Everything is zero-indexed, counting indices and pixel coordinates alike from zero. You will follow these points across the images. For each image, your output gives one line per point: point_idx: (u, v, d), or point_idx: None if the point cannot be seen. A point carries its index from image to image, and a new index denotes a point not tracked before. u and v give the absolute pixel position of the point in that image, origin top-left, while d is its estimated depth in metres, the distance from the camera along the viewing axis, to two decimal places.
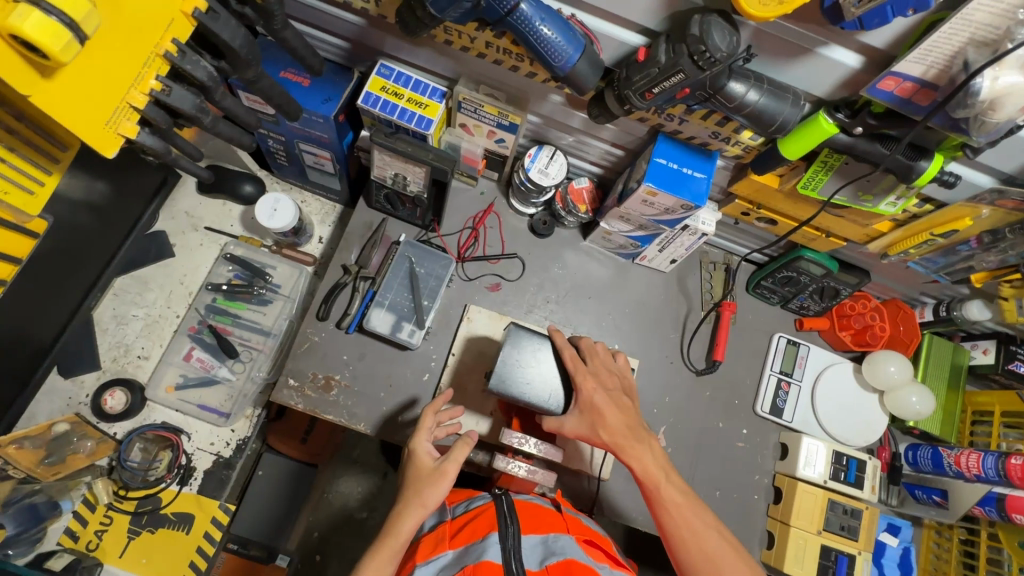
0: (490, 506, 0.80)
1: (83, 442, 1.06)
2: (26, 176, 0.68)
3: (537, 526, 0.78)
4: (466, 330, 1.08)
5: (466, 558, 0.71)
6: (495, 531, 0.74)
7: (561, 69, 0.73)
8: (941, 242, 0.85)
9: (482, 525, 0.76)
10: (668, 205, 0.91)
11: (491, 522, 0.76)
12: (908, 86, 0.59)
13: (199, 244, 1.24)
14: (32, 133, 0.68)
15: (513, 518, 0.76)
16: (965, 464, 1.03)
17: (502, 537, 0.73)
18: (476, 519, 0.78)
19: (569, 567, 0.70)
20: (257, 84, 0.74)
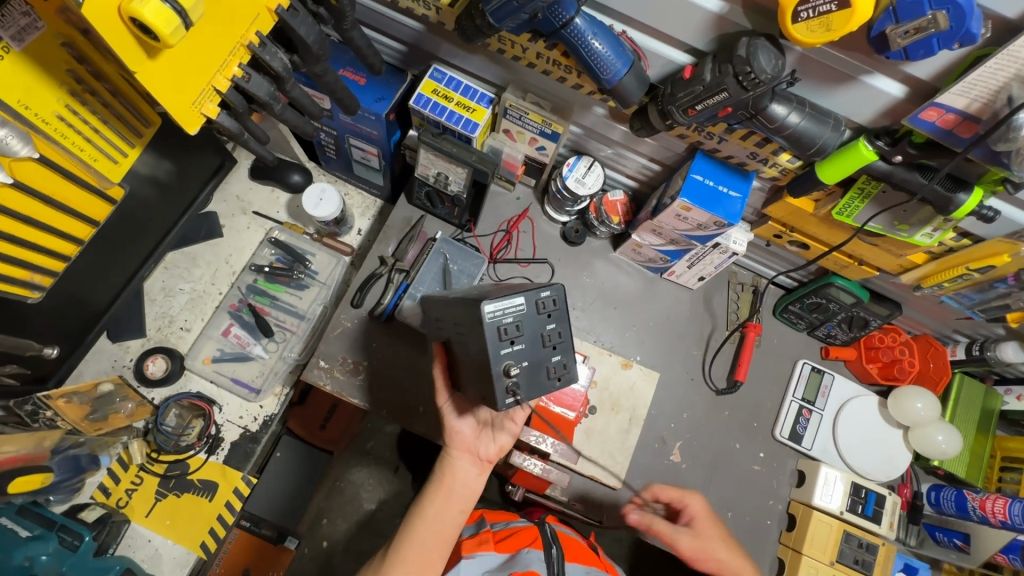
0: (534, 529, 0.86)
1: (125, 403, 1.13)
2: (115, 147, 0.83)
3: (579, 559, 0.83)
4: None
5: (513, 565, 0.77)
6: (539, 550, 0.80)
7: (608, 82, 0.76)
8: (976, 277, 0.84)
9: (528, 540, 0.83)
10: (702, 221, 0.93)
11: (535, 541, 0.82)
12: (951, 118, 0.60)
13: (246, 227, 1.31)
14: (127, 112, 0.82)
15: (556, 543, 0.81)
16: (990, 509, 1.00)
17: (546, 557, 0.78)
18: (521, 534, 0.85)
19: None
20: (324, 78, 0.80)
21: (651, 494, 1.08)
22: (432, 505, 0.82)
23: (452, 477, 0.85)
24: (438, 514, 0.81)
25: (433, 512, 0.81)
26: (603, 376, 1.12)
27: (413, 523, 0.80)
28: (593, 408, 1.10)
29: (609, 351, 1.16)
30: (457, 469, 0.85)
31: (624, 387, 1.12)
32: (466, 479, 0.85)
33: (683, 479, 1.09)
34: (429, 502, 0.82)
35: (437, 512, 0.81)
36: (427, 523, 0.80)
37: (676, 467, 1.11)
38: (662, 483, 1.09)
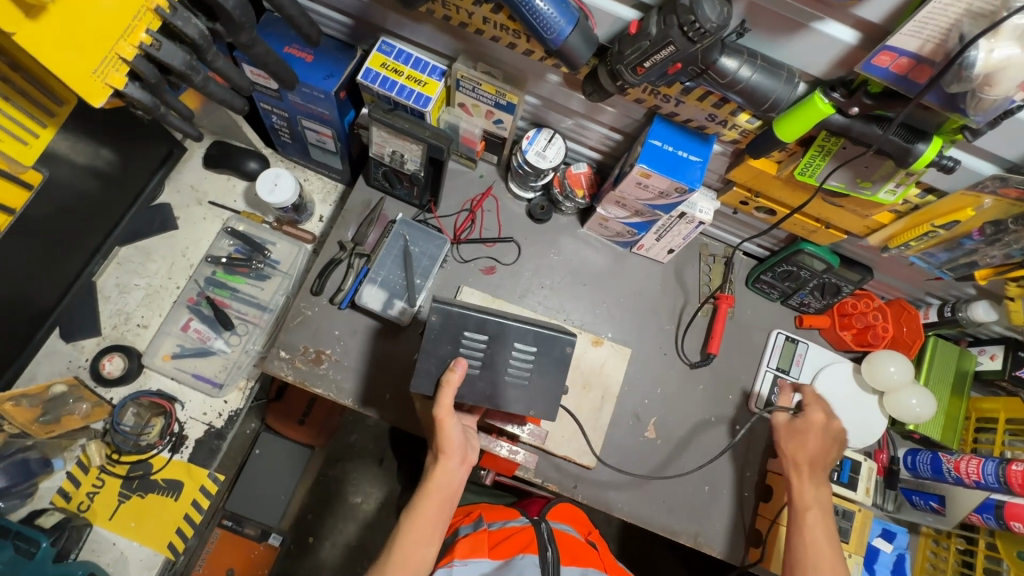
0: (530, 529, 0.84)
1: (79, 404, 1.09)
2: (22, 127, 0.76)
3: (575, 558, 0.83)
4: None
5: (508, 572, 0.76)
6: (534, 554, 0.79)
7: (553, 42, 0.72)
8: (942, 234, 0.82)
9: (524, 543, 0.81)
10: (662, 188, 0.90)
11: (531, 544, 0.81)
12: (904, 62, 0.57)
13: (202, 218, 1.26)
14: (30, 86, 0.76)
15: (552, 545, 0.81)
16: (965, 470, 0.98)
17: (541, 561, 0.78)
18: (518, 536, 0.83)
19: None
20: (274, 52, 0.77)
21: (626, 471, 1.06)
22: (428, 508, 0.77)
23: (447, 480, 0.79)
24: (429, 517, 0.77)
25: (428, 512, 0.77)
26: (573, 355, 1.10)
27: (407, 525, 0.76)
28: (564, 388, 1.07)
29: (579, 329, 1.13)
30: (447, 473, 0.79)
31: (595, 366, 1.10)
32: (457, 480, 0.80)
33: (658, 455, 1.08)
34: (422, 507, 0.78)
35: (431, 513, 0.77)
36: (422, 524, 0.77)
37: (652, 443, 1.09)
38: (638, 460, 1.08)
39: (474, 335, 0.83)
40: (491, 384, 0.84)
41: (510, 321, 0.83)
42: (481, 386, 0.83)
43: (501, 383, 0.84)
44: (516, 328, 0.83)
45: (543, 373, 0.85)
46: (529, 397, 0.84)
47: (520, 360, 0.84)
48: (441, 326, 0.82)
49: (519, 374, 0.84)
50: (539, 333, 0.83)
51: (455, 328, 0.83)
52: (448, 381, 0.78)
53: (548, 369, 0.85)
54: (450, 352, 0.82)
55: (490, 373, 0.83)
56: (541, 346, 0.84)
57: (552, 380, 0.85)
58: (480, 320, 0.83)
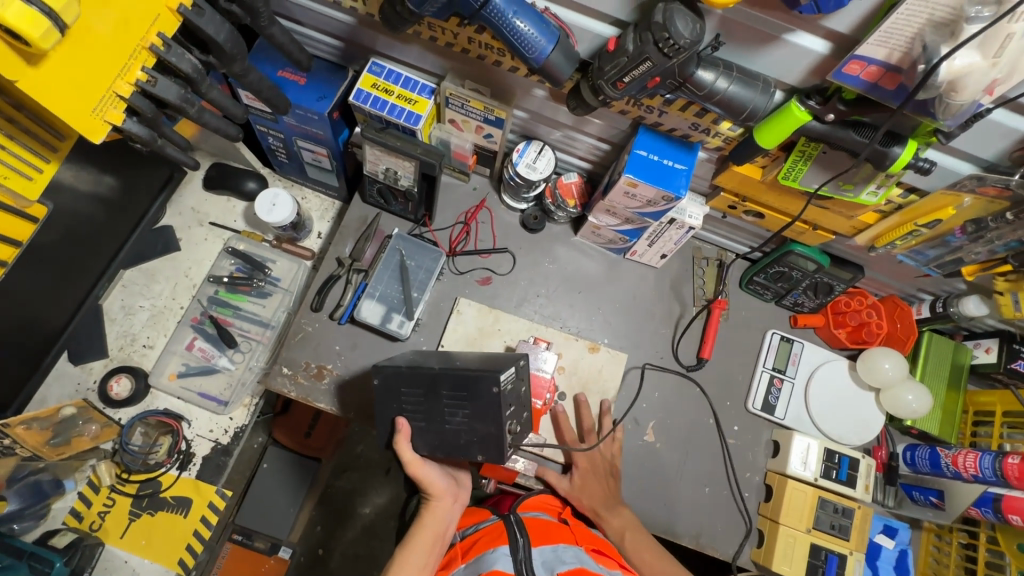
0: (501, 522, 0.84)
1: (88, 425, 1.12)
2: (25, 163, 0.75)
3: (546, 537, 0.83)
4: (455, 323, 1.11)
5: (480, 567, 0.75)
6: (505, 544, 0.79)
7: (536, 60, 0.74)
8: (926, 232, 0.83)
9: (494, 537, 0.81)
10: (650, 197, 0.92)
11: (501, 536, 0.81)
12: (873, 70, 0.59)
13: (204, 238, 1.29)
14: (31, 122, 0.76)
15: (522, 532, 0.80)
16: (963, 464, 1.00)
17: (512, 549, 0.77)
18: (487, 534, 0.83)
19: (580, 572, 0.74)
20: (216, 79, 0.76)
21: (626, 475, 1.08)
22: (421, 541, 0.85)
23: (439, 516, 0.88)
24: (424, 550, 0.84)
25: (423, 542, 0.84)
26: (571, 363, 1.11)
27: (401, 557, 0.82)
28: (562, 394, 1.10)
29: (575, 336, 1.15)
30: (442, 512, 0.89)
31: (593, 370, 1.12)
32: (447, 522, 0.89)
33: (657, 459, 1.09)
34: (417, 538, 0.85)
35: (427, 545, 0.84)
36: (415, 557, 0.83)
37: (651, 447, 1.11)
38: (637, 464, 1.09)
39: (410, 391, 0.87)
40: (437, 435, 0.86)
41: (433, 370, 0.84)
42: (430, 438, 0.87)
43: (444, 432, 0.86)
44: (443, 377, 0.84)
45: (479, 418, 0.83)
46: (475, 441, 0.84)
47: (455, 408, 0.84)
48: (384, 388, 0.89)
49: (456, 419, 0.84)
50: (459, 377, 0.83)
51: (395, 386, 0.88)
52: (398, 434, 0.87)
53: (484, 413, 0.82)
54: (395, 412, 0.89)
55: (434, 425, 0.86)
56: (469, 390, 0.82)
57: (489, 423, 0.82)
58: (409, 376, 0.87)
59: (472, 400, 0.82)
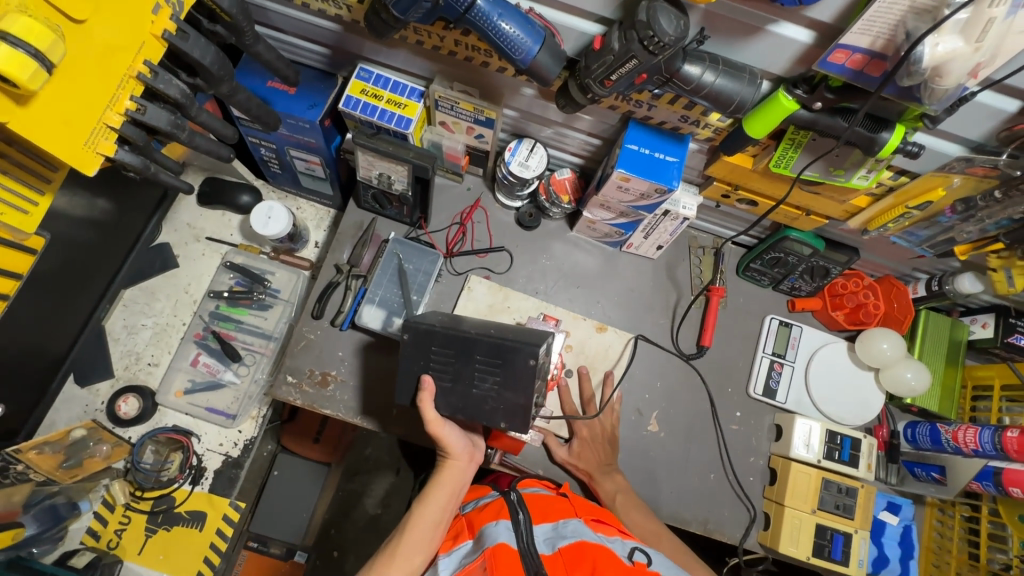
0: (502, 498, 0.84)
1: (99, 446, 1.14)
2: (18, 197, 0.72)
3: (547, 514, 0.83)
4: (466, 299, 1.13)
5: (483, 544, 0.76)
6: (506, 519, 0.79)
7: (523, 61, 0.74)
8: (917, 214, 0.84)
9: (495, 511, 0.82)
10: (643, 190, 0.92)
11: (503, 512, 0.81)
12: (858, 58, 0.59)
13: (201, 254, 1.29)
14: (22, 156, 0.72)
15: (523, 508, 0.81)
16: (963, 439, 1.01)
17: (513, 524, 0.78)
18: (489, 509, 0.84)
19: (579, 548, 0.74)
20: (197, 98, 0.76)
21: (632, 465, 1.09)
22: (438, 497, 0.86)
23: (456, 474, 0.88)
24: (440, 505, 0.85)
25: (439, 499, 0.85)
26: (578, 341, 1.13)
27: (419, 512, 0.83)
28: (571, 370, 1.12)
29: (583, 316, 1.16)
30: (458, 472, 0.88)
31: (599, 349, 1.13)
32: (463, 480, 0.90)
33: (663, 448, 1.10)
34: (434, 495, 0.86)
35: (443, 502, 0.85)
36: (432, 512, 0.84)
37: (656, 436, 1.12)
38: (643, 454, 1.10)
39: (441, 351, 0.86)
40: (462, 397, 0.85)
41: (469, 334, 0.85)
42: (454, 399, 0.86)
43: (470, 396, 0.85)
44: (478, 342, 0.84)
45: (510, 386, 0.84)
46: (500, 408, 0.84)
47: (486, 374, 0.84)
48: (414, 344, 0.87)
49: (484, 384, 0.85)
50: (501, 344, 0.83)
51: (426, 344, 0.87)
52: (422, 397, 0.85)
53: (516, 382, 0.83)
54: (421, 368, 0.87)
55: (460, 386, 0.86)
56: (502, 359, 0.84)
57: (519, 393, 0.83)
58: (445, 336, 0.86)
59: (506, 368, 0.83)
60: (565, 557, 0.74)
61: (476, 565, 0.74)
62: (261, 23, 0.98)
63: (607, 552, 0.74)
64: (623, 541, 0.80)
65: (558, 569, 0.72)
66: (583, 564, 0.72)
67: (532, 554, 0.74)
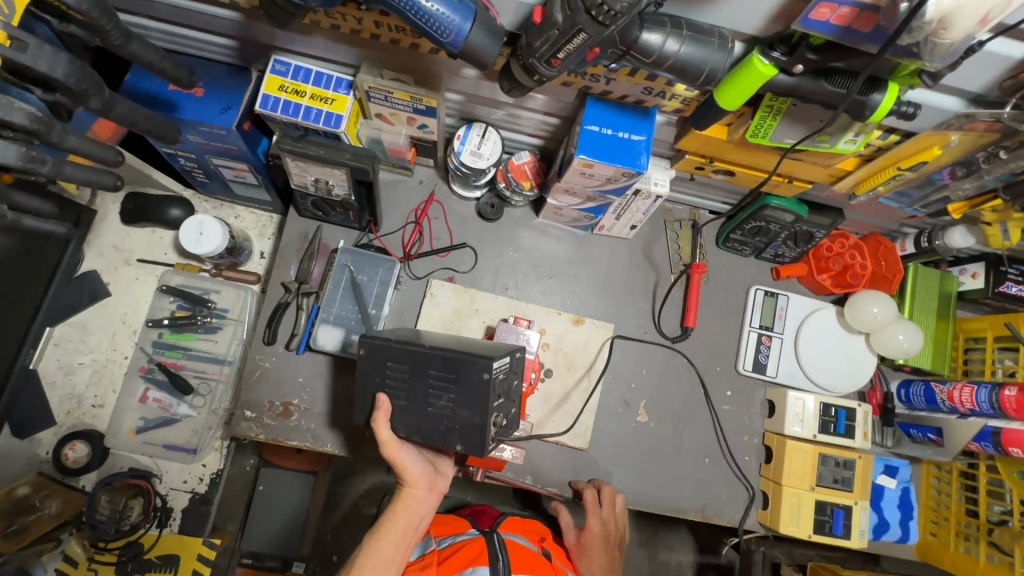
0: (481, 541, 0.81)
1: (49, 502, 1.06)
2: None
3: (526, 568, 0.78)
4: (429, 307, 1.04)
5: None
6: (485, 565, 0.75)
7: (453, 44, 0.63)
8: (910, 175, 0.76)
9: (473, 555, 0.78)
10: (609, 174, 0.82)
11: (482, 555, 0.77)
12: (846, 12, 0.50)
13: (135, 278, 1.17)
14: None
15: (503, 554, 0.77)
16: (959, 399, 0.98)
17: (490, 571, 0.74)
18: (466, 550, 0.80)
19: None
20: (66, 117, 0.63)
21: (623, 459, 1.04)
22: (394, 528, 0.79)
23: (414, 502, 0.81)
24: (396, 538, 0.78)
25: (394, 533, 0.78)
26: (555, 338, 1.06)
27: (372, 544, 0.77)
28: (549, 371, 1.04)
29: (558, 310, 1.09)
30: (415, 502, 0.81)
31: (578, 345, 1.06)
32: (424, 512, 0.82)
33: (653, 438, 1.06)
34: (388, 526, 0.79)
35: (399, 535, 0.78)
36: (385, 547, 0.77)
37: (645, 427, 1.07)
38: (633, 447, 1.05)
39: (396, 367, 0.77)
40: (417, 417, 0.76)
41: (422, 348, 0.75)
42: (409, 419, 0.77)
43: (426, 415, 0.76)
44: (432, 354, 0.75)
45: (464, 403, 0.74)
46: (456, 429, 0.75)
47: (440, 391, 0.75)
48: (369, 360, 0.78)
49: (439, 402, 0.75)
50: (454, 357, 0.74)
51: (382, 360, 0.78)
52: (376, 419, 0.76)
53: (470, 398, 0.73)
54: (376, 386, 0.78)
55: (416, 405, 0.76)
56: (457, 374, 0.74)
57: (474, 411, 0.73)
58: (399, 351, 0.77)
59: (458, 383, 0.73)
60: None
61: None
62: (147, 16, 0.83)
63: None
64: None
65: None
66: None
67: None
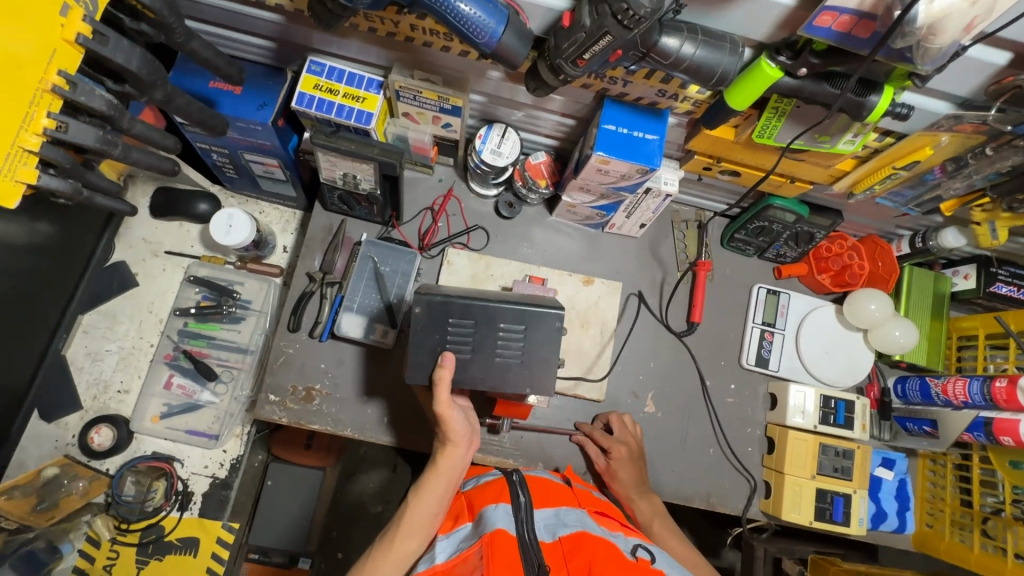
0: (502, 480, 0.82)
1: (75, 483, 1.09)
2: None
3: (549, 500, 0.79)
4: (447, 274, 1.09)
5: (482, 529, 0.72)
6: (506, 503, 0.76)
7: (487, 45, 0.69)
8: (905, 174, 0.82)
9: (495, 495, 0.79)
10: (624, 171, 0.88)
11: (504, 494, 0.78)
12: (846, 19, 0.56)
13: (162, 269, 1.21)
14: None
15: (524, 490, 0.77)
16: (952, 392, 1.03)
17: (514, 508, 0.74)
18: (491, 490, 0.81)
19: (582, 537, 0.70)
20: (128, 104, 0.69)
21: None
22: (435, 482, 0.83)
23: (452, 458, 0.85)
24: (435, 495, 0.82)
25: (436, 487, 0.83)
26: (568, 298, 1.11)
27: (416, 502, 0.81)
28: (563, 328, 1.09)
29: (569, 272, 1.14)
30: (455, 457, 0.85)
31: (590, 303, 1.11)
32: (461, 465, 0.87)
33: (660, 428, 1.10)
34: (430, 482, 0.83)
35: (443, 488, 0.83)
36: (428, 504, 0.81)
37: (653, 417, 1.11)
38: (641, 436, 1.09)
39: (459, 322, 0.82)
40: (483, 367, 0.82)
41: (491, 303, 0.82)
42: (474, 370, 0.82)
43: (492, 364, 0.83)
44: (500, 308, 0.82)
45: (534, 351, 0.83)
46: (523, 373, 0.83)
47: (510, 341, 0.82)
48: (428, 317, 0.82)
49: (508, 352, 0.83)
50: (524, 312, 0.82)
51: (442, 317, 0.82)
52: (440, 378, 0.79)
53: (539, 345, 0.83)
54: (437, 342, 0.82)
55: (481, 357, 0.82)
56: (525, 324, 0.83)
57: (543, 356, 0.83)
58: (464, 305, 0.82)
59: (529, 328, 0.82)
60: (565, 546, 0.69)
61: (474, 551, 0.69)
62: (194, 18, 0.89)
63: (609, 545, 0.69)
64: (626, 537, 0.75)
65: (558, 557, 0.68)
66: (581, 556, 0.67)
67: (532, 543, 0.69)
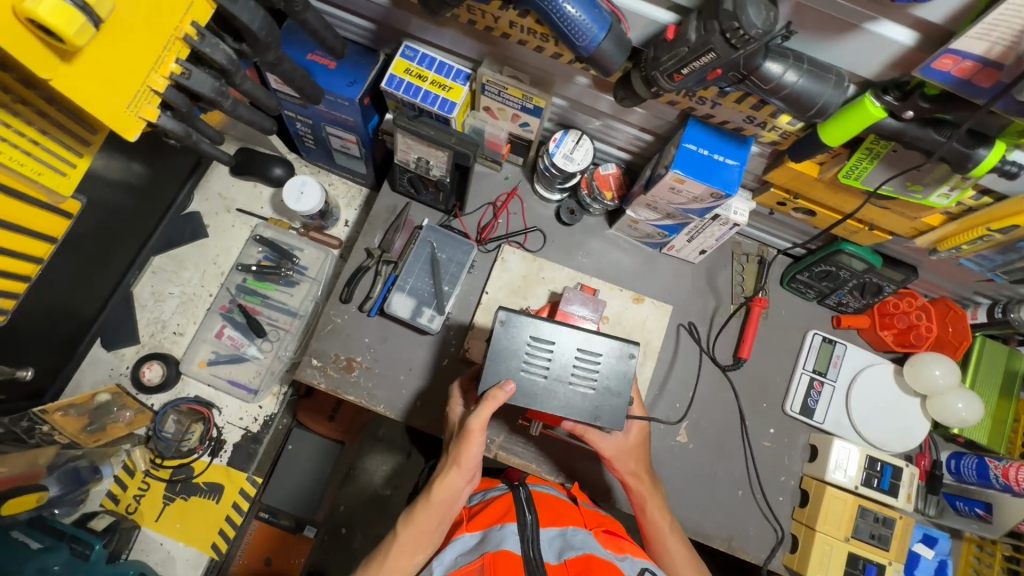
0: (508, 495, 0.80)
1: (123, 412, 1.14)
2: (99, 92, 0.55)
3: (555, 518, 0.78)
4: (500, 270, 1.09)
5: (485, 546, 0.71)
6: (513, 521, 0.74)
7: (585, 49, 0.69)
8: (998, 237, 0.77)
9: (501, 513, 0.77)
10: (697, 193, 0.87)
11: (510, 512, 0.77)
12: (968, 66, 0.54)
13: (231, 225, 1.27)
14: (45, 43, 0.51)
15: (531, 508, 0.76)
16: (1013, 477, 0.95)
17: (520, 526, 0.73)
18: (495, 507, 0.79)
19: (588, 562, 0.69)
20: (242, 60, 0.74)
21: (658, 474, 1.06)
22: (426, 512, 0.78)
23: (447, 490, 0.78)
24: (424, 526, 0.78)
25: (428, 516, 0.78)
26: (615, 312, 1.09)
27: (404, 532, 0.78)
28: None
29: (620, 287, 1.12)
30: (452, 488, 0.79)
31: (637, 321, 1.09)
32: (460, 495, 0.80)
33: (688, 459, 1.07)
34: (421, 511, 0.78)
35: (433, 517, 0.78)
36: (411, 535, 0.78)
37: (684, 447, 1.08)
38: (669, 465, 1.06)
39: (540, 346, 0.82)
40: (558, 394, 0.81)
41: (572, 331, 0.82)
42: (551, 401, 0.80)
43: (567, 395, 0.81)
44: (580, 338, 0.82)
45: (611, 385, 0.82)
46: (598, 405, 0.81)
47: (586, 371, 0.82)
48: (509, 336, 0.81)
49: (583, 382, 0.81)
50: (606, 346, 0.82)
51: (523, 338, 0.81)
52: (493, 397, 0.77)
53: (616, 379, 0.82)
54: (517, 363, 0.81)
55: (556, 383, 0.81)
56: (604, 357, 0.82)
57: (620, 391, 0.82)
58: (545, 328, 0.82)
59: (607, 360, 0.82)
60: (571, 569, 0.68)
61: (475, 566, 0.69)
62: None
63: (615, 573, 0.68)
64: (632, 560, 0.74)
65: None
66: None
67: (537, 563, 0.68)
